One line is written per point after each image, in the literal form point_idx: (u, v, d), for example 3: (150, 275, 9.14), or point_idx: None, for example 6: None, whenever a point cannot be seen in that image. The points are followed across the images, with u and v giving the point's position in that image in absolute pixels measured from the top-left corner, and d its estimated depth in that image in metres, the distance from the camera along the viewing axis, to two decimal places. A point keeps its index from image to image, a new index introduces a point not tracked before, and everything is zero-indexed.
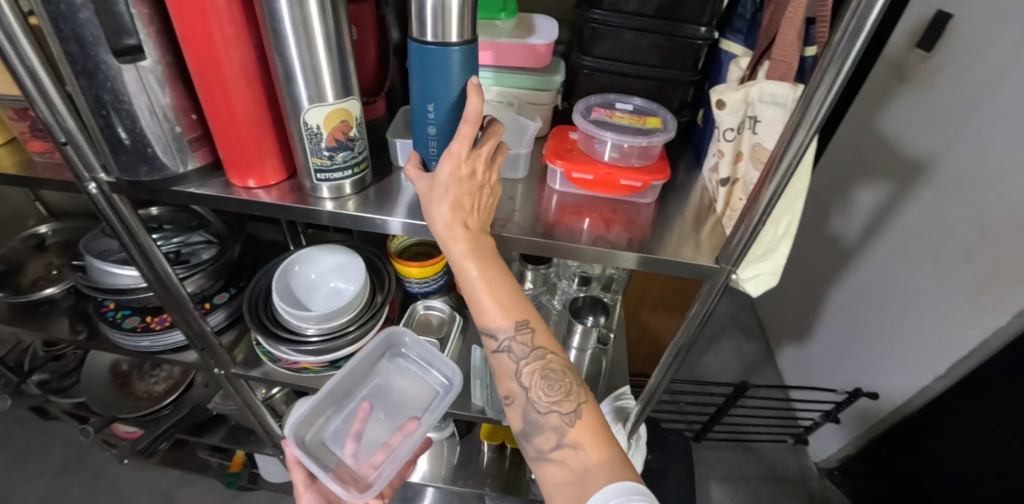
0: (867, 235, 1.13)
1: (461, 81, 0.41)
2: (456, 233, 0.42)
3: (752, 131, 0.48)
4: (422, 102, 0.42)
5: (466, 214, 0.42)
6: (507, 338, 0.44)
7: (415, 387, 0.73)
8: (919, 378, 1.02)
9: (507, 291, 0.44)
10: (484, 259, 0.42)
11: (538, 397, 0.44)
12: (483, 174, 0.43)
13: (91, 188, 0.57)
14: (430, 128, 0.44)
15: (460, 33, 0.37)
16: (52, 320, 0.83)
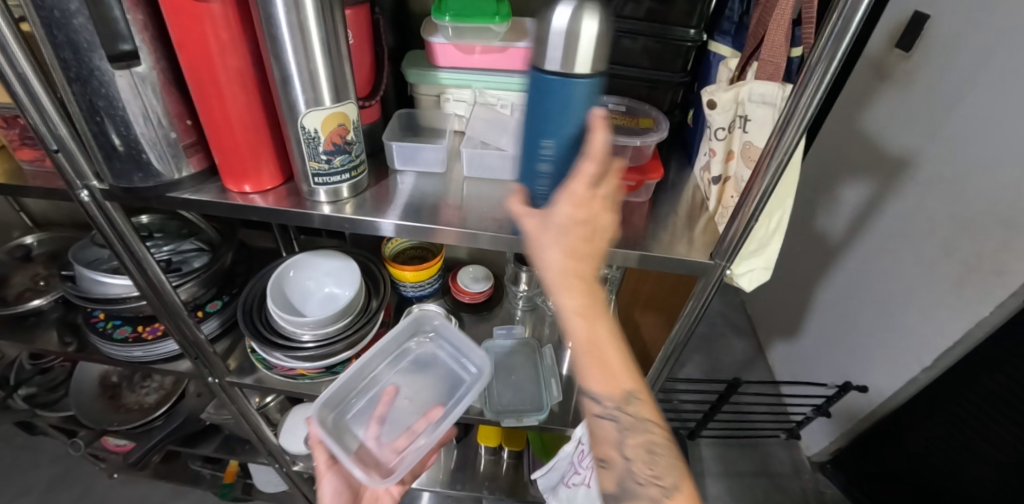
0: (853, 231, 1.16)
1: (582, 115, 0.37)
2: (570, 283, 0.37)
3: (742, 130, 0.50)
4: (536, 136, 0.39)
5: (581, 261, 0.37)
6: (612, 405, 0.42)
7: (440, 372, 0.74)
8: (907, 370, 1.05)
9: (619, 360, 0.40)
10: (602, 325, 0.38)
11: (639, 468, 0.42)
12: (603, 218, 0.37)
13: (83, 196, 0.56)
14: (542, 164, 0.41)
15: (587, 64, 0.34)
16: (40, 332, 0.82)
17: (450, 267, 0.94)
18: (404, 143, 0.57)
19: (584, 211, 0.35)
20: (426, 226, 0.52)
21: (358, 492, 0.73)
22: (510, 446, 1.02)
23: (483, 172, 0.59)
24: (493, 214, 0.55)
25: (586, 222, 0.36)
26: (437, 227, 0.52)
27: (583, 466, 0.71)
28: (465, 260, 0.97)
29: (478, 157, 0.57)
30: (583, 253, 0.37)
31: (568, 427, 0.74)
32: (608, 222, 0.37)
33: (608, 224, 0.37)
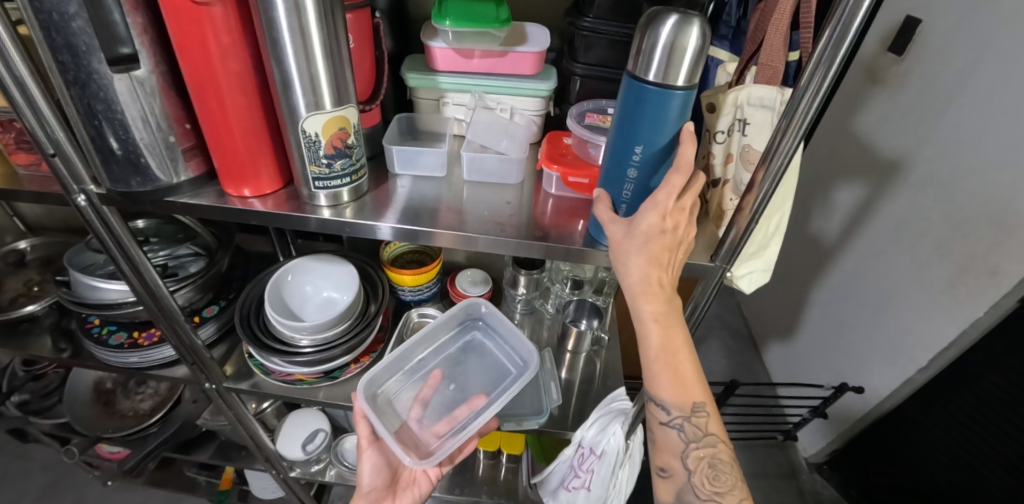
0: (847, 233, 1.17)
1: (676, 124, 0.42)
2: (650, 289, 0.42)
3: (741, 134, 0.51)
4: (629, 143, 0.44)
5: (661, 270, 0.42)
6: (680, 418, 0.47)
7: (486, 363, 0.75)
8: (902, 371, 1.05)
9: (691, 378, 0.46)
10: (677, 339, 0.44)
11: (701, 482, 0.48)
12: (683, 230, 0.42)
13: (80, 200, 0.56)
14: (630, 170, 0.45)
15: (687, 77, 0.39)
16: (34, 338, 0.81)
17: (448, 270, 0.94)
18: (403, 146, 0.57)
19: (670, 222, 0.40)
20: (422, 229, 0.52)
21: (395, 475, 0.71)
22: (509, 450, 0.99)
23: (483, 175, 0.59)
24: (494, 217, 0.55)
25: (670, 235, 0.41)
26: (437, 230, 0.51)
27: (583, 469, 0.71)
28: (462, 263, 0.97)
29: (477, 161, 0.57)
30: (663, 265, 0.42)
31: (568, 430, 0.74)
32: (687, 233, 0.43)
33: (686, 235, 0.43)
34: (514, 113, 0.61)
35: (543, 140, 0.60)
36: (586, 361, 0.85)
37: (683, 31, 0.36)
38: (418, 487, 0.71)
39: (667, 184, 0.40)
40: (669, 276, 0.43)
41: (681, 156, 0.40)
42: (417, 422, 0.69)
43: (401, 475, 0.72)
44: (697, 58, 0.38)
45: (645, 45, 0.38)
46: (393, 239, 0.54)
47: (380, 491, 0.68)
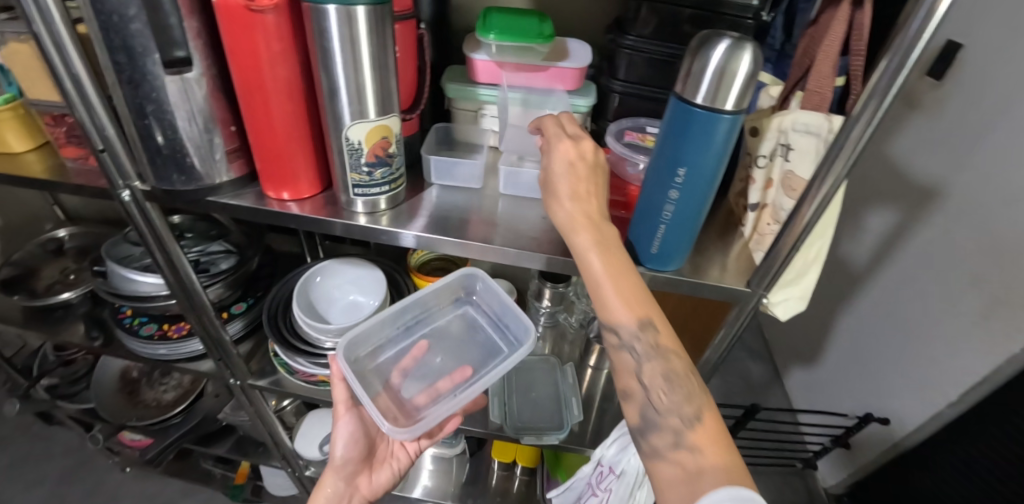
0: (876, 260, 1.13)
1: (722, 147, 0.41)
2: (576, 222, 0.42)
3: (784, 159, 0.51)
4: (672, 165, 0.43)
5: (581, 204, 0.43)
6: (640, 331, 0.40)
7: (476, 339, 0.72)
8: (932, 404, 1.02)
9: (632, 280, 0.41)
10: (605, 244, 0.42)
11: (658, 397, 0.39)
12: (590, 158, 0.45)
13: (124, 196, 0.57)
14: (672, 192, 0.44)
15: (736, 100, 0.38)
16: (68, 325, 0.83)
17: None
18: (441, 157, 0.57)
19: (580, 157, 0.45)
20: (453, 239, 0.52)
21: (372, 448, 0.69)
22: (524, 461, 0.99)
23: (519, 189, 0.59)
24: (528, 230, 0.55)
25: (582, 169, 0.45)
26: (468, 242, 0.51)
27: (600, 487, 0.69)
28: (487, 273, 0.97)
29: (514, 175, 0.58)
30: (587, 196, 0.44)
31: (587, 447, 0.73)
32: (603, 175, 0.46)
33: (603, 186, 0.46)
34: None
35: None
36: (608, 378, 0.83)
37: (735, 56, 0.35)
38: (396, 459, 0.70)
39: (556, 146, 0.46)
40: (597, 204, 0.44)
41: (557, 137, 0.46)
42: (394, 390, 0.65)
43: (379, 448, 0.70)
44: (746, 83, 0.37)
45: (695, 68, 0.37)
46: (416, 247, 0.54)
47: (355, 463, 0.66)
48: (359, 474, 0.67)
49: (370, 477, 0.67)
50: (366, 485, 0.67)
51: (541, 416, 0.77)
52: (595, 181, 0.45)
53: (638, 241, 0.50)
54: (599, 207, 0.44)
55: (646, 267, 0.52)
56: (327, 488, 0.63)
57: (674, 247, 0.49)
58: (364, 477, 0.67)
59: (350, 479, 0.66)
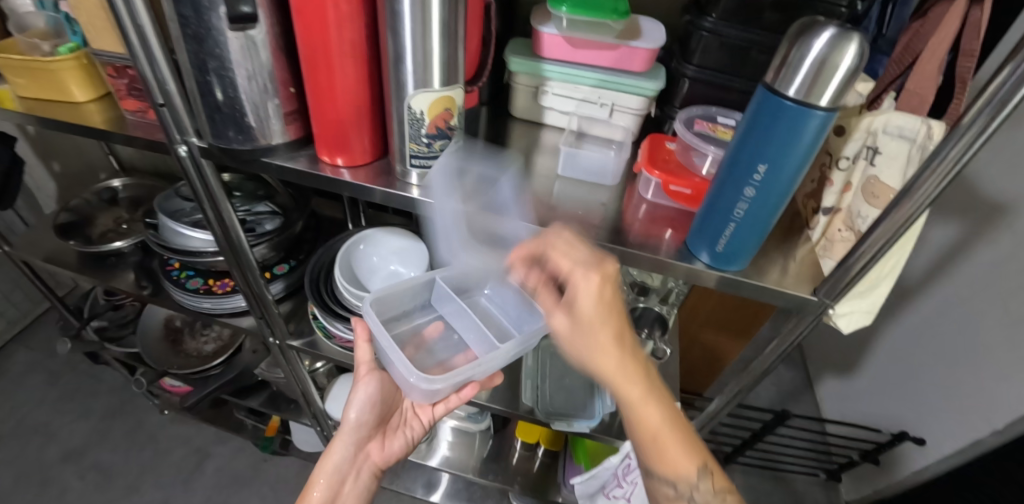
0: (931, 275, 1.07)
1: (810, 146, 0.37)
2: (630, 380, 0.40)
3: (868, 163, 0.48)
4: (751, 162, 0.40)
5: (629, 359, 0.40)
6: (700, 485, 0.41)
7: (491, 318, 0.68)
8: (974, 431, 0.95)
9: (685, 438, 0.41)
10: (659, 402, 0.41)
11: None
12: (617, 292, 0.42)
13: (181, 151, 0.57)
14: (747, 189, 0.41)
15: (835, 96, 0.34)
16: (119, 272, 0.86)
17: (514, 259, 0.92)
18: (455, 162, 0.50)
19: (611, 292, 0.41)
20: (491, 215, 0.50)
21: (386, 416, 0.70)
22: (550, 444, 1.01)
23: (576, 171, 0.57)
24: (585, 215, 0.53)
25: (615, 317, 0.41)
26: (519, 222, 0.50)
27: (626, 480, 0.70)
28: None
29: (573, 157, 0.56)
30: (627, 344, 0.41)
31: (613, 438, 0.73)
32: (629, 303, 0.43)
33: (630, 321, 0.42)
34: (613, 111, 0.58)
35: (643, 142, 0.57)
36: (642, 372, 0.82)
37: (840, 47, 0.31)
38: (409, 428, 0.72)
39: (575, 276, 0.41)
40: (637, 345, 0.42)
41: (579, 283, 0.41)
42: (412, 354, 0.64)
43: (392, 416, 0.71)
44: (847, 77, 0.33)
45: (792, 57, 0.34)
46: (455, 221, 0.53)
47: (368, 428, 0.66)
48: (371, 441, 0.67)
49: (383, 446, 0.68)
50: (377, 453, 0.68)
51: (572, 402, 0.76)
52: (625, 319, 0.41)
53: (705, 236, 0.47)
54: (638, 347, 0.42)
55: (706, 264, 0.49)
56: (338, 451, 0.64)
57: (742, 247, 0.46)
58: (376, 445, 0.68)
59: (361, 443, 0.66)
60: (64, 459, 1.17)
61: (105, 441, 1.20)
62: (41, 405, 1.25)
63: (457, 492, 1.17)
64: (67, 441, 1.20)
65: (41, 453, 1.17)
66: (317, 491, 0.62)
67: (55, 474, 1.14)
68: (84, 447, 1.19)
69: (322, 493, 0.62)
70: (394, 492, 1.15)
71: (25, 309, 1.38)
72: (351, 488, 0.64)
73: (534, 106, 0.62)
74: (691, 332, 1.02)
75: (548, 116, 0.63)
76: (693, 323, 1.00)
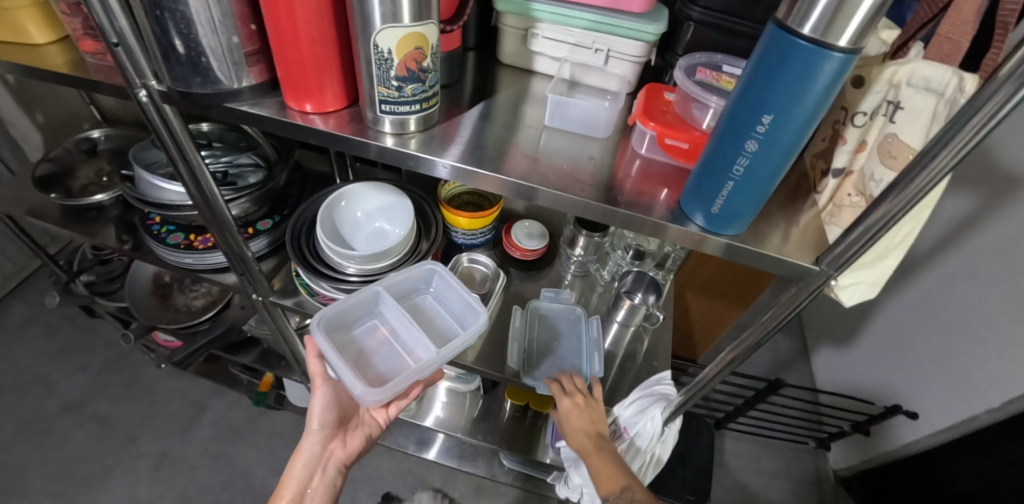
0: (940, 247, 1.02)
1: (823, 96, 0.33)
2: (579, 436, 0.65)
3: (887, 119, 0.43)
4: (754, 112, 0.35)
5: (580, 424, 0.65)
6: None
7: (431, 322, 0.65)
8: (969, 408, 0.93)
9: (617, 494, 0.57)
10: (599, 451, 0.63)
11: None
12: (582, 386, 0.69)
13: (142, 96, 0.53)
14: (750, 142, 0.37)
15: (856, 34, 0.29)
16: (100, 226, 0.84)
17: (505, 218, 0.89)
18: (437, 156, 0.47)
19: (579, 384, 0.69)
20: (478, 170, 0.46)
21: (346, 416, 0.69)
22: (536, 406, 1.00)
23: (567, 124, 0.53)
24: (573, 171, 0.49)
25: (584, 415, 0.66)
26: (501, 176, 0.46)
27: None
28: (521, 214, 0.91)
29: (563, 106, 0.51)
30: (579, 415, 0.66)
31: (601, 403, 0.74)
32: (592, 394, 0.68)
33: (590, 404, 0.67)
34: (608, 58, 0.53)
35: (640, 91, 0.52)
36: (633, 336, 0.80)
37: None
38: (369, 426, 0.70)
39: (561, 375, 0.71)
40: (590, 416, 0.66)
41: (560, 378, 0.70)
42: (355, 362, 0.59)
43: (352, 416, 0.69)
44: (874, 9, 0.28)
45: None
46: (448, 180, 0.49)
47: (331, 427, 0.66)
48: (333, 439, 0.66)
49: (346, 442, 0.67)
50: (341, 449, 0.67)
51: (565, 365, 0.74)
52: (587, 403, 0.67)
53: (702, 196, 0.43)
54: (592, 417, 0.66)
55: (701, 227, 0.45)
56: (305, 449, 0.64)
57: (737, 211, 0.42)
58: (339, 442, 0.67)
59: (324, 445, 0.65)
60: (65, 409, 1.20)
61: (105, 393, 1.23)
62: (41, 357, 1.28)
63: (449, 450, 1.20)
64: (68, 392, 1.23)
65: (43, 403, 1.20)
66: (285, 495, 0.62)
67: (58, 423, 1.17)
68: (84, 399, 1.22)
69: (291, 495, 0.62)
70: (387, 447, 1.18)
71: (20, 263, 1.38)
72: (319, 483, 0.63)
73: (523, 51, 0.57)
74: (687, 297, 1.01)
75: (538, 63, 0.58)
76: (689, 287, 0.99)
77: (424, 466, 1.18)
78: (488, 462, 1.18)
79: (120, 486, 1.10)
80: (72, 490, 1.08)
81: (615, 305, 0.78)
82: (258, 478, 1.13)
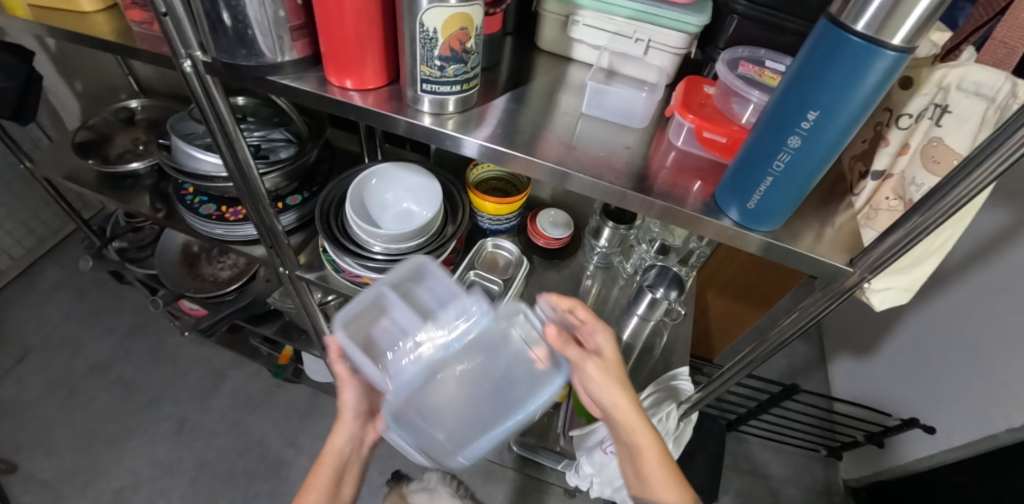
0: (971, 261, 0.99)
1: (871, 94, 0.32)
2: (623, 405, 0.54)
3: (933, 123, 0.42)
4: (800, 107, 0.34)
5: (622, 388, 0.54)
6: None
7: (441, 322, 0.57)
8: (990, 426, 0.90)
9: (677, 472, 0.52)
10: (642, 419, 0.54)
11: None
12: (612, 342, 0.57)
13: (186, 66, 0.53)
14: (792, 138, 0.36)
15: (911, 33, 0.28)
16: (135, 194, 0.87)
17: (530, 206, 0.89)
18: (471, 137, 0.47)
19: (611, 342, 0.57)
20: (511, 153, 0.47)
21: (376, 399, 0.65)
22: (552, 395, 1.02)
23: (603, 112, 0.53)
24: (608, 159, 0.49)
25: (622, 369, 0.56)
26: (536, 160, 0.46)
27: None
28: (546, 202, 0.92)
29: (600, 94, 0.51)
30: (621, 378, 0.55)
31: None
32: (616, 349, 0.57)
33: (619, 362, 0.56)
34: (648, 48, 0.52)
35: (679, 83, 0.51)
36: (652, 331, 0.80)
37: None
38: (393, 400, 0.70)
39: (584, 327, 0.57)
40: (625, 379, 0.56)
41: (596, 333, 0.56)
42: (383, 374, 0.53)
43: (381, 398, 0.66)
44: (931, 8, 0.27)
45: None
46: (477, 159, 0.50)
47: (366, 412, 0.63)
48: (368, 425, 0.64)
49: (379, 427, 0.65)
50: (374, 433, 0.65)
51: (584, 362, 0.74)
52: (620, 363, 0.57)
53: (737, 190, 0.43)
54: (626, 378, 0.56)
55: (735, 222, 0.44)
56: (341, 437, 0.61)
57: (772, 208, 0.41)
58: (372, 426, 0.65)
59: (362, 428, 0.63)
60: (91, 370, 1.24)
61: (130, 357, 1.27)
62: (71, 318, 1.33)
63: None
64: (95, 353, 1.27)
65: (72, 363, 1.25)
66: (324, 468, 0.61)
67: (85, 382, 1.22)
68: (110, 361, 1.26)
69: (332, 464, 0.61)
70: None
71: (55, 227, 1.43)
72: (356, 463, 0.64)
73: (563, 37, 0.57)
74: (708, 297, 1.01)
75: (577, 50, 0.57)
76: (711, 286, 0.99)
77: None
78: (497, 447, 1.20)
79: (142, 446, 1.14)
80: (96, 447, 1.13)
81: (637, 298, 0.78)
82: (273, 448, 1.17)
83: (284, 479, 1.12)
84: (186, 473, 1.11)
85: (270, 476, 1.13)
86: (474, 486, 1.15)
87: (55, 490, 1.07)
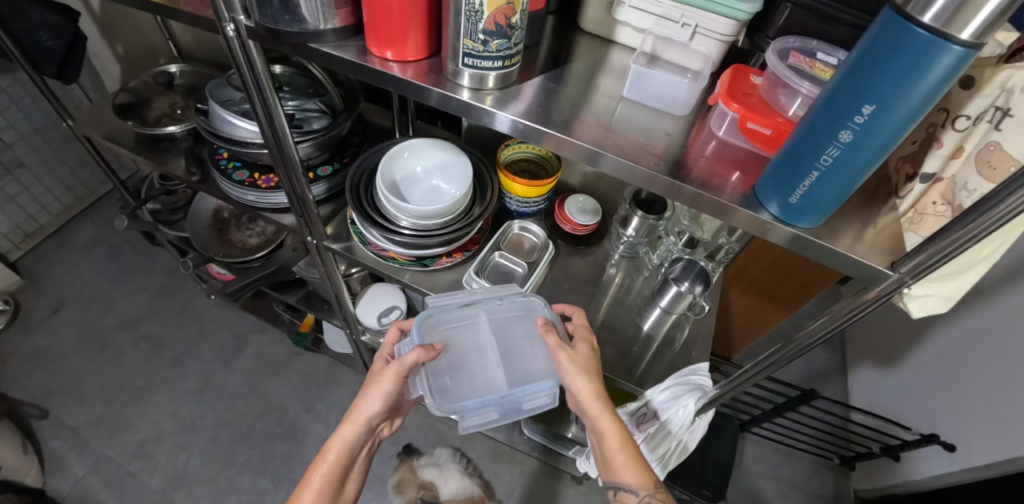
0: (1009, 277, 0.96)
1: (929, 94, 0.30)
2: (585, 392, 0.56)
3: (992, 126, 0.40)
4: (854, 102, 0.32)
5: (586, 374, 0.57)
6: (647, 495, 0.51)
7: (504, 340, 0.68)
8: (1014, 449, 0.86)
9: (637, 453, 0.54)
10: (602, 401, 0.55)
11: None
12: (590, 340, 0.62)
13: (228, 30, 0.53)
14: (843, 132, 0.34)
15: (980, 29, 0.26)
16: (171, 157, 0.89)
17: (559, 191, 0.89)
18: (509, 115, 0.47)
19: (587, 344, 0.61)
20: (546, 131, 0.46)
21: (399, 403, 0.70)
22: None
23: (643, 96, 0.52)
24: (648, 145, 0.48)
25: (597, 366, 0.60)
26: (573, 140, 0.46)
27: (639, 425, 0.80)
28: (574, 188, 0.92)
29: (642, 78, 0.50)
30: (588, 367, 0.58)
31: (634, 386, 0.72)
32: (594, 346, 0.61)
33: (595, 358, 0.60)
34: (694, 35, 0.50)
35: (725, 71, 0.50)
36: (673, 324, 0.79)
37: None
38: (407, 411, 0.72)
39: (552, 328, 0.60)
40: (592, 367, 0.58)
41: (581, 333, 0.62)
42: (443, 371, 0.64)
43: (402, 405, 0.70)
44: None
45: None
46: (508, 133, 0.49)
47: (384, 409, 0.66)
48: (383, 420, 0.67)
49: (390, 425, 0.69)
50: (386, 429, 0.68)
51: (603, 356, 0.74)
52: (592, 361, 0.59)
53: (780, 184, 0.41)
54: (592, 366, 0.58)
55: (773, 216, 0.43)
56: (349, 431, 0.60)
57: (809, 207, 0.40)
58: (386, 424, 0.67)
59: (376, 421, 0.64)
60: (121, 326, 1.29)
61: (157, 315, 1.32)
62: (104, 275, 1.38)
63: None
64: (125, 310, 1.32)
65: (103, 318, 1.30)
66: (327, 462, 0.58)
67: (114, 337, 1.27)
68: (138, 318, 1.31)
69: (336, 461, 0.59)
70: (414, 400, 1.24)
71: (91, 187, 1.48)
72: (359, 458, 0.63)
73: (607, 18, 0.56)
74: (732, 293, 1.00)
75: (620, 33, 0.57)
76: (735, 283, 0.98)
77: (446, 424, 1.23)
78: (508, 429, 1.22)
79: (165, 402, 1.19)
80: (123, 399, 1.18)
81: (661, 290, 0.77)
82: (291, 412, 1.20)
83: (299, 443, 1.16)
84: (207, 431, 1.16)
85: (287, 439, 1.16)
86: (483, 466, 1.18)
87: (83, 437, 1.13)
